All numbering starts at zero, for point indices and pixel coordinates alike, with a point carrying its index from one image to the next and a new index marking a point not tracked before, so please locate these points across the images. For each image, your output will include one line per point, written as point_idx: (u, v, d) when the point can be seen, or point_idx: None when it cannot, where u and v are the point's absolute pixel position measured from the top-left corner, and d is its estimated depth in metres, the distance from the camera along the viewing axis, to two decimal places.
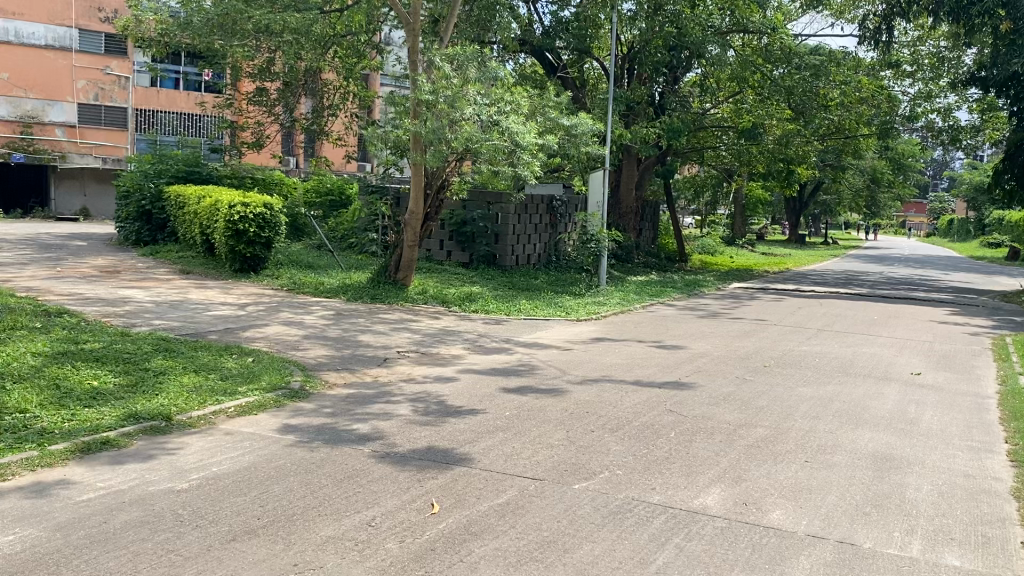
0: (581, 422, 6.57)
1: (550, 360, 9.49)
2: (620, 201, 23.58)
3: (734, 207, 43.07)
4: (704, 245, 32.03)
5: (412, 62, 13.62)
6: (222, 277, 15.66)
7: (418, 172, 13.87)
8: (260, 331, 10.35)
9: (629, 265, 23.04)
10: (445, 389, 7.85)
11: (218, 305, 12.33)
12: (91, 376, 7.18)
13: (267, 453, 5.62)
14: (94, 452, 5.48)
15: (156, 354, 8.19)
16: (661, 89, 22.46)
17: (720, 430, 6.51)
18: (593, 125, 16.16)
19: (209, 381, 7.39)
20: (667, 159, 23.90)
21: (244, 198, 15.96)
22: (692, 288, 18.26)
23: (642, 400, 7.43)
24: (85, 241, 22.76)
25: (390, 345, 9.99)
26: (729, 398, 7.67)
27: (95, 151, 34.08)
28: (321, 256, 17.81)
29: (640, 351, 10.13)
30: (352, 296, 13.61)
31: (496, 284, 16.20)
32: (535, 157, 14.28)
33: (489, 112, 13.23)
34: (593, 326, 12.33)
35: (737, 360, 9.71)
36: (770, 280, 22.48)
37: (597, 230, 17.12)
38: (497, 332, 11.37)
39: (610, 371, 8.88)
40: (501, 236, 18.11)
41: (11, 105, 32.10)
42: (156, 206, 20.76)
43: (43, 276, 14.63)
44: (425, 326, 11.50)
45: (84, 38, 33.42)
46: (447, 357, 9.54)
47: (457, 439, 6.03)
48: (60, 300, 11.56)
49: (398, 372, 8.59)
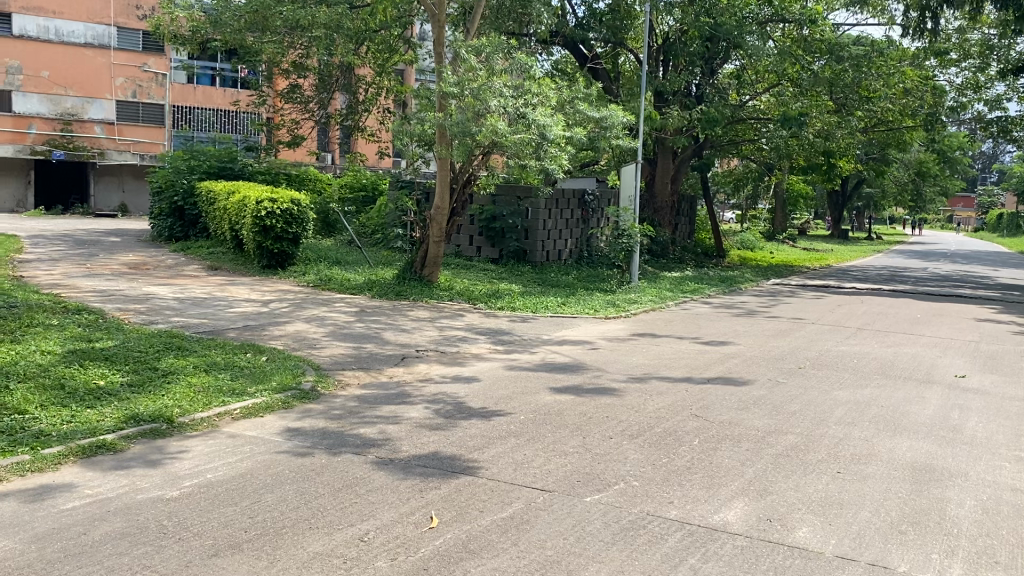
0: (599, 427, 6.24)
1: (574, 359, 9.16)
2: (656, 195, 23.14)
3: (775, 201, 42.21)
4: (743, 241, 31.38)
5: (438, 54, 13.34)
6: (249, 274, 15.58)
7: (444, 167, 13.61)
8: (281, 328, 10.18)
9: (664, 261, 22.55)
10: (462, 389, 7.57)
11: (242, 301, 12.21)
12: (98, 375, 7.03)
13: (267, 458, 5.40)
14: (90, 455, 5.30)
15: (169, 352, 8.04)
16: (698, 81, 21.96)
17: (747, 437, 6.15)
18: (625, 117, 15.76)
19: (218, 380, 7.19)
20: (704, 152, 23.36)
21: (271, 194, 15.85)
22: (728, 285, 17.77)
23: (667, 403, 7.08)
24: (119, 237, 22.91)
25: (410, 343, 9.75)
26: (759, 402, 7.28)
27: (134, 148, 34.42)
28: (350, 253, 17.67)
29: (669, 351, 9.75)
30: (377, 292, 13.40)
31: (525, 280, 15.91)
32: (565, 150, 13.91)
33: (516, 104, 12.92)
34: (621, 324, 11.97)
35: (771, 360, 9.29)
36: (811, 277, 21.82)
37: (629, 225, 16.73)
38: (523, 330, 11.07)
39: (635, 371, 8.52)
40: (531, 230, 17.83)
41: (51, 102, 32.52)
42: (188, 202, 20.79)
43: (71, 272, 14.68)
44: (449, 323, 11.24)
45: (122, 35, 33.71)
46: (469, 356, 9.25)
47: (468, 444, 5.75)
48: (83, 296, 11.52)
49: (416, 372, 8.33)
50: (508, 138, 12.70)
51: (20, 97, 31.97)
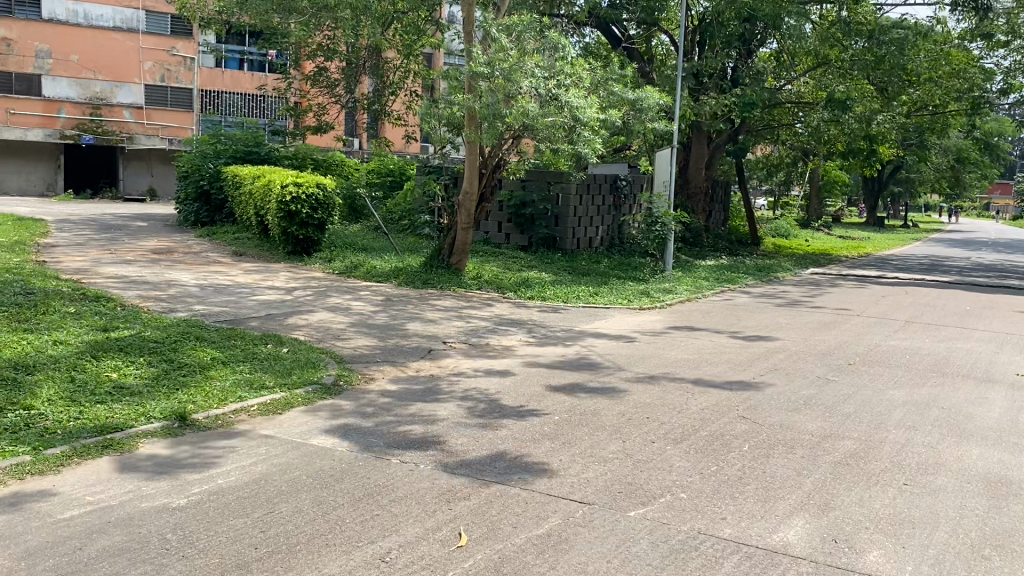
0: (640, 429, 5.79)
1: (610, 353, 8.70)
2: (689, 180, 22.58)
3: (810, 187, 41.32)
4: (778, 229, 30.68)
5: (467, 33, 12.89)
6: (274, 260, 15.28)
7: (473, 151, 13.18)
8: (305, 317, 9.83)
9: (697, 248, 21.99)
10: (492, 386, 7.15)
11: (265, 289, 11.87)
12: (112, 367, 6.71)
13: (285, 460, 5.02)
14: (95, 456, 4.95)
15: (188, 342, 7.70)
16: (734, 64, 21.31)
17: (800, 442, 5.69)
18: (661, 100, 15.22)
19: (237, 374, 6.84)
20: (740, 136, 22.67)
21: (297, 178, 15.49)
22: (765, 274, 17.19)
23: (711, 403, 6.62)
24: (146, 222, 22.78)
25: (437, 335, 9.35)
26: (810, 403, 6.79)
27: (162, 132, 34.25)
28: (377, 239, 17.34)
29: (710, 345, 9.26)
30: (403, 281, 13.02)
31: (555, 269, 15.45)
32: (598, 134, 13.42)
33: (549, 85, 12.42)
34: (656, 315, 11.48)
35: (818, 356, 8.77)
36: (850, 266, 21.15)
37: (663, 211, 16.21)
38: (554, 321, 10.63)
39: (675, 366, 8.05)
40: (561, 217, 17.37)
41: (80, 86, 32.53)
42: (214, 186, 20.54)
43: (95, 257, 14.48)
44: (478, 314, 10.83)
45: (151, 19, 33.57)
46: (500, 349, 8.83)
47: (500, 447, 5.33)
48: (104, 282, 11.26)
49: (444, 366, 7.92)
50: (539, 121, 12.26)
51: (49, 81, 32.03)
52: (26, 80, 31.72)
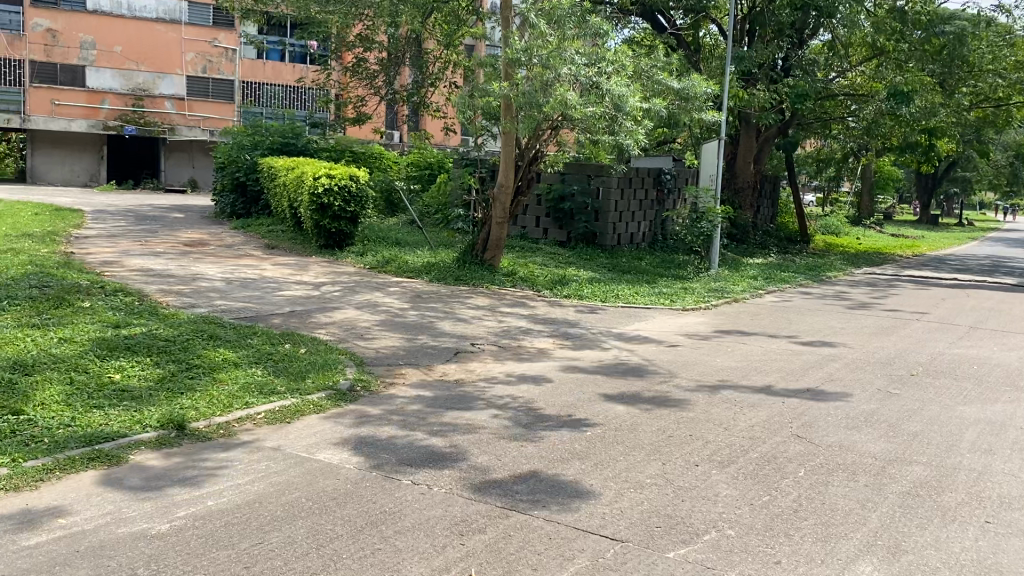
0: (682, 449, 5.22)
1: (652, 358, 8.08)
2: (736, 175, 21.79)
3: (862, 182, 40.04)
4: (827, 226, 29.68)
5: (505, 19, 12.32)
6: (306, 253, 14.92)
7: (509, 142, 12.65)
8: (330, 314, 9.38)
9: (744, 246, 21.24)
10: (521, 393, 6.58)
11: (293, 284, 11.45)
12: (117, 367, 6.31)
13: (285, 479, 4.53)
14: (79, 469, 4.52)
15: (201, 340, 7.28)
16: (785, 54, 20.45)
17: (862, 466, 5.06)
18: (710, 89, 14.49)
19: (248, 377, 6.38)
20: (789, 130, 21.82)
21: (329, 170, 15.09)
22: (817, 273, 16.37)
23: (762, 420, 6.00)
24: (183, 214, 22.61)
25: (467, 335, 8.82)
26: (872, 420, 6.13)
27: (204, 124, 34.27)
28: (412, 233, 16.92)
29: (759, 351, 8.59)
30: (435, 276, 12.52)
31: (595, 266, 14.86)
32: (641, 124, 12.75)
33: (589, 73, 11.79)
34: (702, 317, 10.83)
35: (878, 366, 8.07)
36: (904, 266, 20.18)
37: (708, 207, 15.51)
38: (592, 322, 10.02)
39: (723, 374, 7.41)
40: (602, 212, 16.73)
41: (124, 77, 32.67)
42: (250, 178, 20.28)
43: (124, 249, 14.23)
44: (513, 314, 10.26)
45: (194, 10, 33.47)
46: (533, 352, 8.27)
47: (524, 468, 4.76)
48: (127, 275, 10.93)
49: (472, 370, 7.38)
50: (579, 110, 11.67)
51: (93, 72, 32.22)
52: (70, 71, 31.95)
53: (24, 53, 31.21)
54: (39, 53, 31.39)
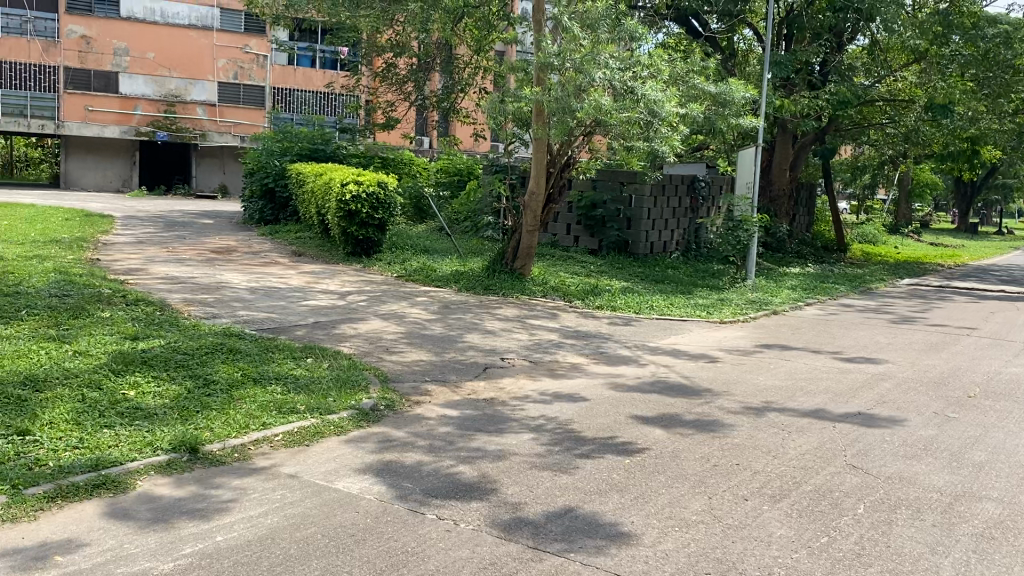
0: (728, 480, 4.83)
1: (691, 376, 7.68)
2: (772, 181, 21.31)
3: (899, 189, 39.23)
4: (864, 234, 29.04)
5: (536, 22, 12.01)
6: (333, 261, 14.68)
7: (540, 148, 12.32)
8: (355, 326, 9.08)
9: (780, 255, 20.75)
10: (554, 413, 6.21)
11: (318, 292, 11.19)
12: (131, 383, 6.04)
13: (301, 511, 4.20)
14: (82, 498, 4.23)
15: (221, 354, 7.00)
16: (823, 59, 19.93)
17: (927, 503, 4.64)
18: (747, 93, 14.05)
19: (267, 394, 6.09)
20: (827, 135, 21.30)
21: (358, 176, 14.85)
22: (858, 284, 15.85)
23: (813, 447, 5.59)
24: (212, 220, 22.55)
25: (497, 348, 8.48)
26: (931, 448, 5.69)
27: (235, 130, 34.30)
28: (440, 241, 16.64)
29: (804, 369, 8.15)
30: (464, 285, 12.21)
31: (628, 276, 14.47)
32: (676, 129, 12.34)
33: (624, 77, 11.40)
34: (740, 331, 10.40)
35: (933, 386, 7.60)
36: (948, 276, 19.54)
37: (745, 215, 15.02)
38: (626, 335, 9.63)
39: (767, 394, 7.00)
40: (635, 219, 16.35)
41: (157, 83, 32.85)
42: (279, 184, 20.15)
43: (151, 255, 14.08)
44: (544, 325, 9.90)
45: (225, 16, 33.54)
46: (566, 367, 7.91)
47: (558, 502, 4.40)
48: (150, 284, 10.72)
49: (502, 387, 7.02)
50: (613, 115, 11.30)
51: (126, 78, 32.41)
52: (104, 77, 32.13)
53: (59, 60, 31.40)
54: (73, 59, 31.56)
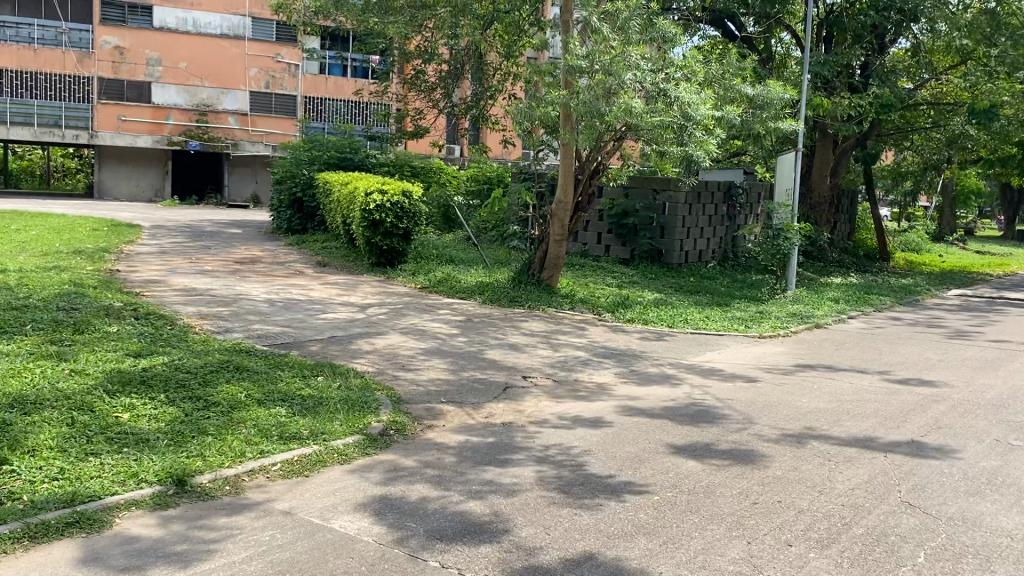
0: (769, 522, 4.33)
1: (727, 397, 7.16)
2: (812, 188, 20.66)
3: (943, 196, 38.15)
4: (908, 243, 28.16)
5: (564, 23, 11.58)
6: (356, 272, 14.32)
7: (568, 154, 11.86)
8: (372, 341, 8.67)
9: (821, 264, 20.06)
10: (576, 441, 5.74)
11: (337, 305, 10.81)
12: (126, 405, 5.66)
13: (288, 556, 3.77)
14: (50, 539, 3.84)
15: (226, 371, 6.62)
16: (864, 61, 19.25)
17: (996, 551, 4.09)
18: (787, 95, 13.53)
19: (270, 417, 5.67)
20: (869, 140, 20.58)
21: (382, 185, 14.48)
22: (904, 296, 15.14)
23: (863, 480, 5.05)
24: (241, 229, 22.38)
25: (520, 366, 8.01)
26: (995, 483, 5.12)
27: (266, 139, 34.28)
28: (467, 250, 16.23)
29: (849, 390, 7.58)
30: (489, 297, 11.78)
31: (662, 286, 13.94)
32: (712, 134, 11.81)
33: (655, 79, 10.94)
34: (779, 347, 9.84)
35: (993, 409, 6.99)
36: (999, 286, 18.67)
37: (785, 223, 14.39)
38: (657, 352, 9.12)
39: (810, 419, 6.46)
40: (668, 228, 15.82)
41: (188, 93, 32.91)
42: (307, 193, 19.91)
43: (172, 266, 13.84)
44: (570, 341, 9.43)
45: (257, 26, 33.57)
46: (592, 388, 7.42)
47: (576, 547, 3.93)
48: (165, 297, 10.42)
49: (523, 409, 6.55)
50: (644, 118, 10.78)
51: (159, 88, 32.53)
52: (137, 88, 32.29)
53: (93, 71, 31.58)
54: (107, 70, 31.77)
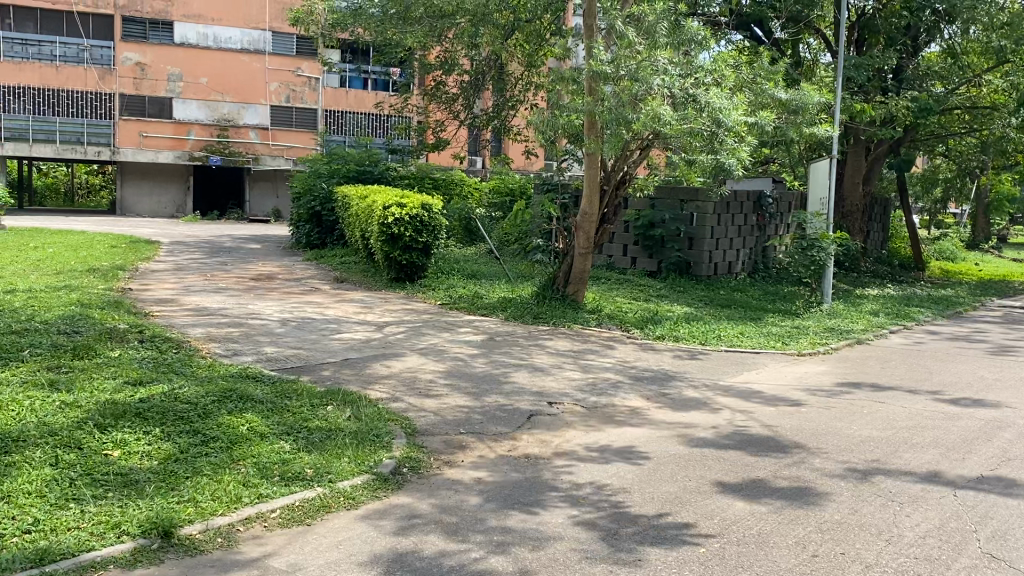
0: None
1: (772, 425, 6.59)
2: (844, 197, 19.99)
3: (977, 203, 37.18)
4: (943, 251, 27.30)
5: (588, 27, 11.04)
6: (375, 287, 13.87)
7: (593, 164, 11.31)
8: (389, 364, 8.18)
9: (854, 275, 19.37)
10: (609, 478, 5.20)
11: (354, 324, 10.35)
12: (116, 441, 5.20)
13: None
14: None
15: (229, 401, 6.15)
16: (897, 65, 18.61)
17: None
18: (822, 99, 12.96)
19: (271, 454, 5.19)
20: (903, 146, 19.91)
21: (401, 198, 14.04)
22: (945, 308, 14.45)
23: (935, 527, 4.48)
24: (259, 245, 22.04)
25: (545, 390, 7.49)
26: None
27: (287, 153, 34.07)
28: (489, 265, 15.75)
29: (904, 415, 6.97)
30: (512, 314, 11.27)
31: (690, 300, 13.39)
32: (745, 141, 11.29)
33: (684, 84, 10.42)
34: (822, 366, 9.23)
35: None
36: None
37: (820, 233, 13.76)
38: (692, 372, 8.56)
39: (866, 451, 5.87)
40: (696, 239, 15.26)
41: (209, 108, 32.79)
42: (327, 207, 19.56)
43: (187, 284, 13.47)
44: (598, 361, 8.89)
45: (277, 40, 33.44)
46: (625, 414, 6.87)
47: None
48: (175, 317, 10.01)
49: (550, 440, 6.02)
50: (673, 126, 10.23)
51: (180, 104, 32.44)
52: (157, 104, 32.21)
53: (115, 87, 31.58)
54: (129, 86, 31.74)
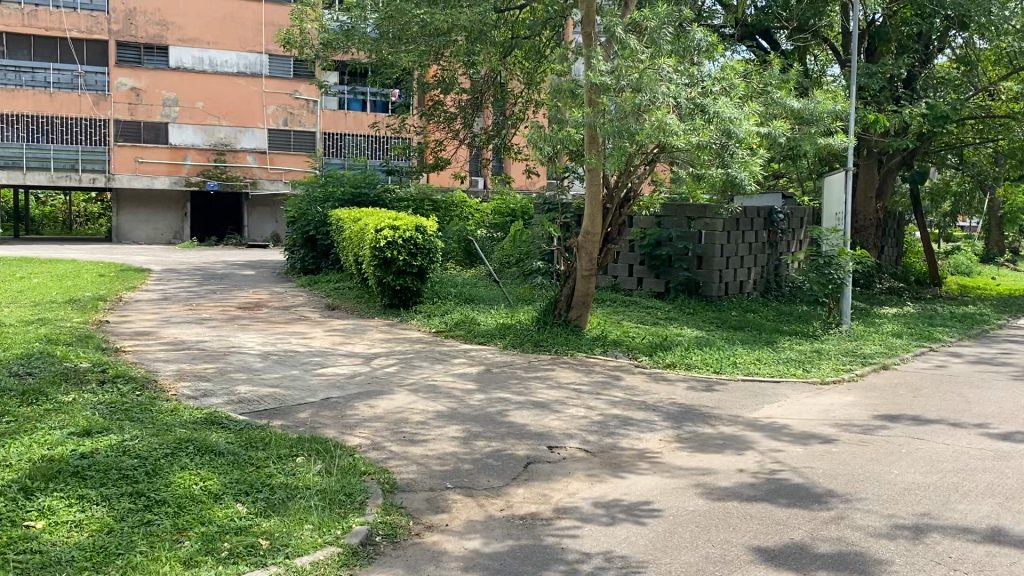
0: None
1: (803, 470, 5.81)
2: (858, 211, 19.28)
3: (988, 215, 36.46)
4: (958, 265, 26.57)
5: (587, 35, 10.47)
6: (367, 315, 13.14)
7: (595, 180, 10.57)
8: (376, 403, 7.44)
9: (869, 292, 18.65)
10: (620, 545, 4.44)
11: (341, 357, 9.60)
12: (42, 510, 4.46)
13: None
14: None
15: (184, 455, 5.41)
16: (909, 74, 17.91)
17: None
18: (836, 107, 12.24)
19: (222, 521, 4.44)
20: (917, 158, 19.19)
21: (393, 220, 13.31)
22: (968, 326, 13.71)
23: None
24: (253, 271, 21.37)
25: (548, 431, 6.73)
26: None
27: (285, 176, 33.55)
28: (489, 290, 15.04)
29: (950, 453, 6.21)
30: (510, 342, 10.53)
31: (700, 323, 12.66)
32: (756, 152, 10.56)
33: (690, 92, 9.74)
34: (848, 394, 8.47)
35: None
36: None
37: (837, 250, 12.93)
38: (708, 406, 7.79)
39: (915, 502, 5.10)
40: (706, 258, 14.50)
41: (206, 132, 32.30)
42: (321, 231, 18.88)
43: (167, 314, 12.75)
44: (604, 394, 8.14)
45: (275, 62, 33.03)
46: (636, 458, 6.11)
47: None
48: (147, 353, 9.28)
49: (551, 495, 5.26)
50: (679, 136, 9.54)
51: (176, 128, 31.93)
52: (153, 129, 31.71)
53: (110, 113, 31.07)
54: (123, 111, 31.22)
